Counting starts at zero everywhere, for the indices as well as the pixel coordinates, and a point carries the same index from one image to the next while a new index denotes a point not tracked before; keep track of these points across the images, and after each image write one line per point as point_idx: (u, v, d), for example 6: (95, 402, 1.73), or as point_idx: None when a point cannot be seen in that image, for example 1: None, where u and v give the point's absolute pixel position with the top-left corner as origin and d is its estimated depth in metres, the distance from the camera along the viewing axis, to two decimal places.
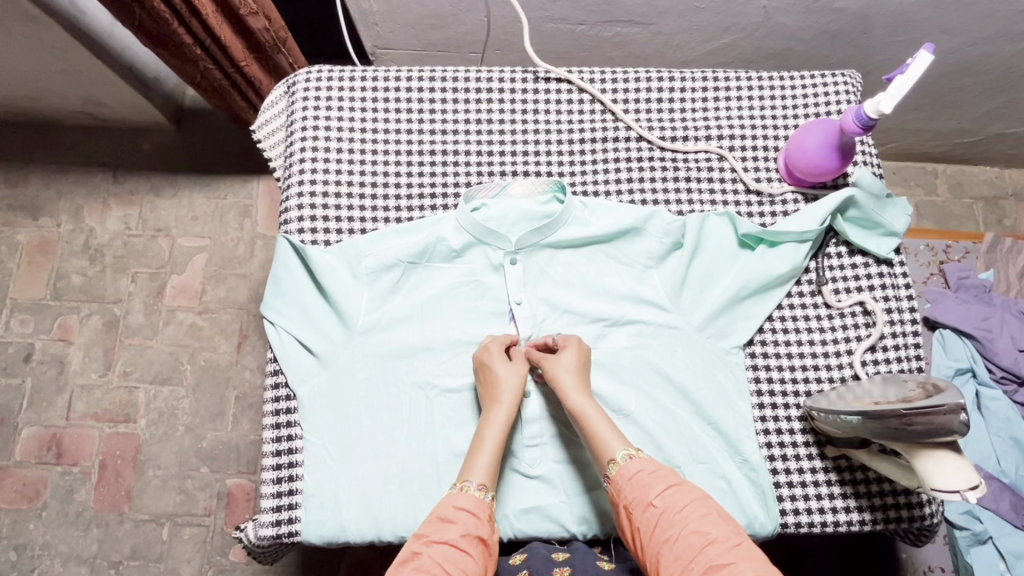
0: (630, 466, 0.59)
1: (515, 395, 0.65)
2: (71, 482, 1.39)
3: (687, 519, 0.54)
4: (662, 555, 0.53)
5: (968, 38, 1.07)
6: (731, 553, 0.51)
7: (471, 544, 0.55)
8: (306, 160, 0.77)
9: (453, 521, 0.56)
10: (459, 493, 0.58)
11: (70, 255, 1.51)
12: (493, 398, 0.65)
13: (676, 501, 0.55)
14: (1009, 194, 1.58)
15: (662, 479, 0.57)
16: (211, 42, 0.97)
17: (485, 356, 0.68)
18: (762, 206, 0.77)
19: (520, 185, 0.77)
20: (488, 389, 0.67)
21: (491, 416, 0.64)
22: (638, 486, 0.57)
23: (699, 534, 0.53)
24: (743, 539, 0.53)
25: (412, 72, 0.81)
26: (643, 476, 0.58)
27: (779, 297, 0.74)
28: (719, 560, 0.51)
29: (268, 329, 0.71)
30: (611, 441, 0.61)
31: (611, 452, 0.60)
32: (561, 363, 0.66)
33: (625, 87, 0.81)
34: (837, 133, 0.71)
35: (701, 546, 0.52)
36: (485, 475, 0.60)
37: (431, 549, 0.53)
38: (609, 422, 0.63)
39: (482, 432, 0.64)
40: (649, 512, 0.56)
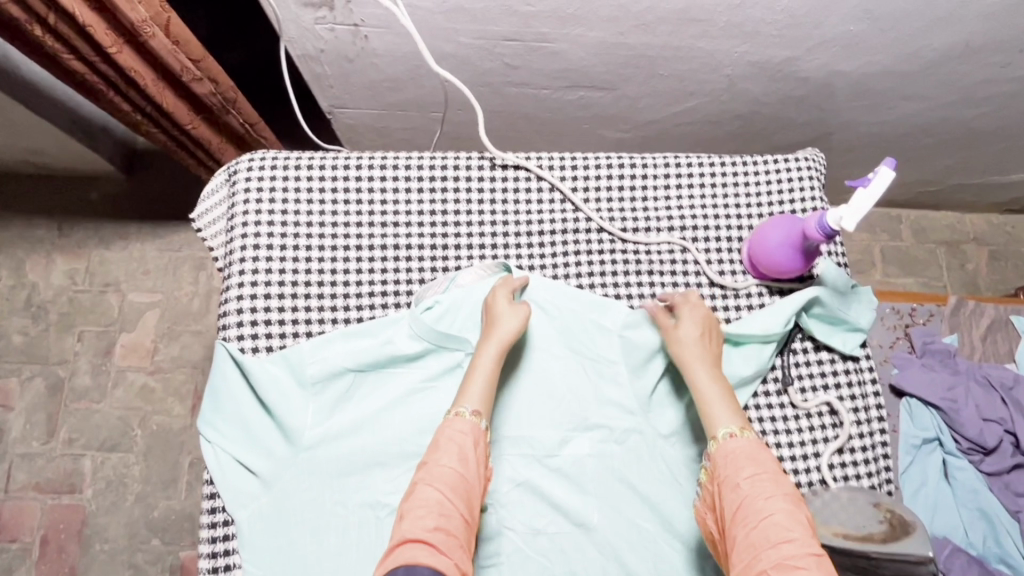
0: (731, 444, 0.58)
1: (513, 338, 0.66)
2: (10, 560, 1.30)
3: (767, 509, 0.52)
4: (737, 540, 0.53)
5: (928, 103, 1.07)
6: (806, 558, 0.49)
7: (470, 467, 0.58)
8: (247, 259, 0.72)
9: (450, 443, 0.58)
10: (454, 419, 0.60)
11: (10, 313, 1.42)
12: (491, 331, 0.66)
13: (762, 490, 0.54)
14: (971, 239, 1.60)
15: (757, 466, 0.56)
16: (154, 111, 0.90)
17: (491, 298, 0.69)
18: (727, 301, 0.75)
19: (469, 274, 0.73)
20: (489, 321, 0.68)
21: (485, 341, 0.66)
22: (731, 464, 0.57)
23: (780, 528, 0.51)
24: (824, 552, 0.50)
25: (362, 160, 0.77)
26: (738, 455, 0.57)
27: (745, 399, 0.72)
28: (792, 560, 0.49)
29: (205, 448, 0.67)
30: (720, 415, 0.61)
31: (714, 428, 0.61)
32: (682, 330, 0.67)
33: (585, 174, 0.78)
34: (800, 235, 0.69)
35: (783, 534, 0.51)
36: (480, 402, 0.62)
37: (429, 475, 0.56)
38: (726, 398, 0.63)
39: (476, 362, 0.65)
40: (736, 493, 0.55)
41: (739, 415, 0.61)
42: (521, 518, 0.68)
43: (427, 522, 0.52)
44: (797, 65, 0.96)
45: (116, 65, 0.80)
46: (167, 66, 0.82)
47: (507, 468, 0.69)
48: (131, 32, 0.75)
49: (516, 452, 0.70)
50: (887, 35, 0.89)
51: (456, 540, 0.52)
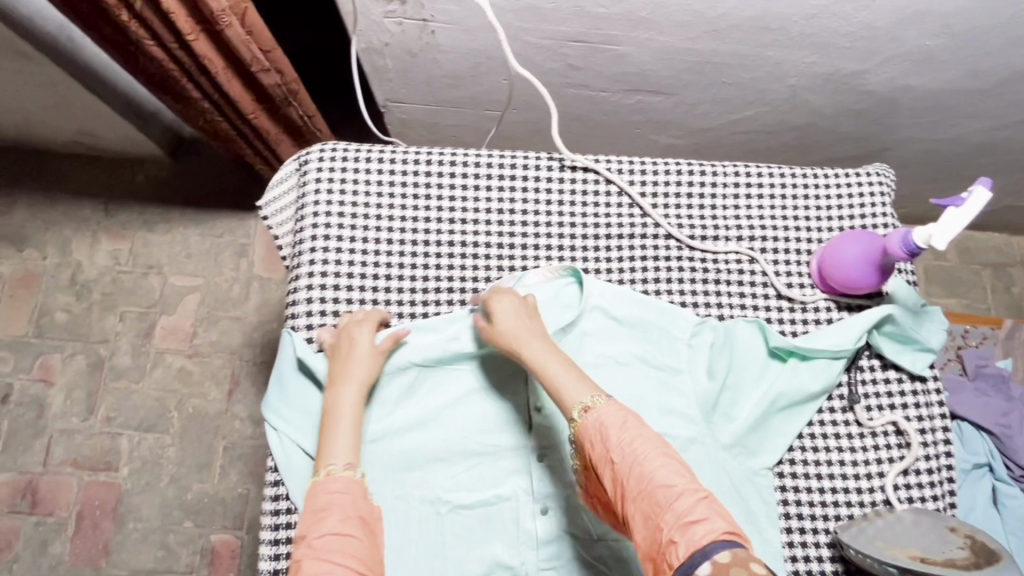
0: (586, 420, 0.57)
1: (370, 374, 0.65)
2: (46, 533, 1.32)
3: (649, 472, 0.51)
4: (633, 518, 0.51)
5: (994, 122, 1.05)
6: (701, 508, 0.48)
7: (354, 526, 0.55)
8: (317, 249, 0.73)
9: (328, 508, 0.56)
10: (326, 479, 0.58)
11: (55, 290, 1.44)
12: (345, 373, 0.64)
13: (641, 451, 0.53)
14: (1018, 262, 1.57)
15: (622, 430, 0.55)
16: (221, 99, 0.91)
17: (346, 334, 0.66)
18: (795, 315, 0.74)
19: (537, 275, 0.72)
20: (339, 363, 0.65)
21: (343, 386, 0.63)
22: (599, 438, 0.55)
23: (664, 488, 0.50)
24: (709, 490, 0.51)
25: (432, 155, 0.77)
26: (605, 425, 0.55)
27: (810, 415, 0.71)
28: (687, 515, 0.48)
29: (270, 436, 0.67)
30: (573, 391, 0.59)
31: (569, 408, 0.58)
32: (505, 322, 0.65)
33: (655, 179, 0.77)
34: (879, 252, 0.68)
35: (672, 493, 0.50)
36: (350, 454, 0.60)
37: (314, 546, 0.53)
38: (570, 371, 0.60)
39: (336, 412, 0.62)
40: (613, 469, 0.54)
41: (585, 386, 0.59)
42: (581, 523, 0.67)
43: None
44: (866, 78, 0.95)
45: (192, 55, 0.80)
46: (239, 55, 0.82)
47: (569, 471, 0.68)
48: (209, 21, 0.76)
49: None
50: (963, 51, 0.87)
51: None
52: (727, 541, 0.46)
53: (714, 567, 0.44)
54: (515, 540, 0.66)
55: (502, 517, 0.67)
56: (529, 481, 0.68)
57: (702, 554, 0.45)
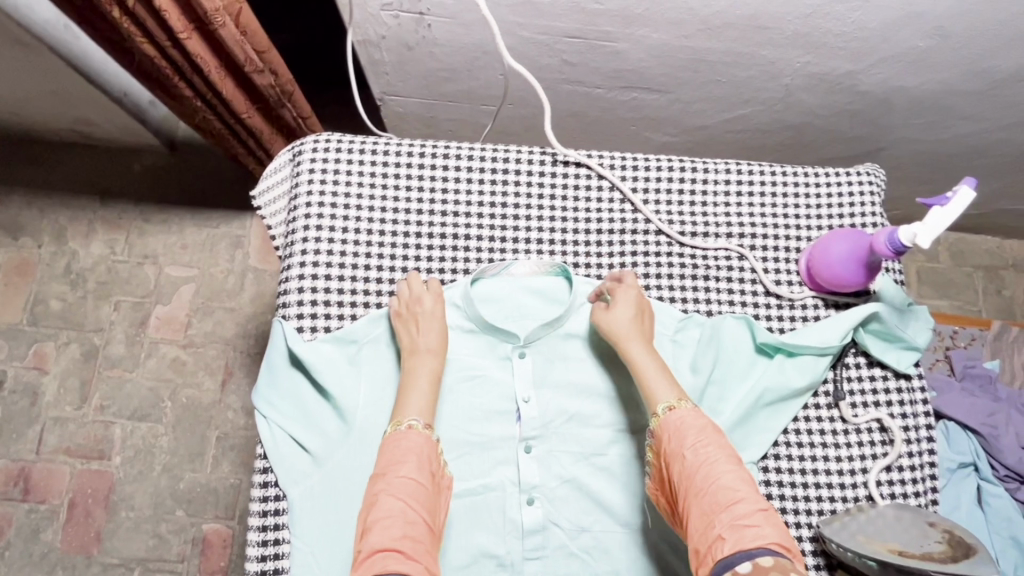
0: (674, 414, 0.60)
1: (439, 343, 0.67)
2: (38, 520, 1.33)
3: (714, 475, 0.54)
4: (691, 512, 0.53)
5: (986, 125, 1.05)
6: (758, 516, 0.51)
7: (427, 478, 0.58)
8: (309, 239, 0.73)
9: (407, 456, 0.58)
10: (406, 431, 0.60)
11: (50, 278, 1.45)
12: (414, 344, 0.66)
13: (713, 454, 0.56)
14: (1008, 265, 1.58)
15: (704, 435, 0.57)
16: (214, 98, 0.89)
17: (410, 305, 0.68)
18: (782, 312, 0.75)
19: (525, 265, 0.74)
20: (409, 333, 0.67)
21: (416, 357, 0.66)
22: (676, 436, 0.58)
23: (728, 490, 0.53)
24: (768, 504, 0.53)
25: (426, 147, 0.77)
26: (684, 426, 0.58)
27: (796, 410, 0.71)
28: (742, 519, 0.51)
29: (259, 423, 0.68)
30: (660, 389, 0.62)
31: (654, 403, 0.61)
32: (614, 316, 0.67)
33: (646, 175, 0.78)
34: (867, 250, 0.68)
35: (735, 497, 0.52)
36: (425, 414, 0.62)
37: (389, 487, 0.56)
38: (661, 371, 0.63)
39: (410, 378, 0.64)
40: (682, 463, 0.56)
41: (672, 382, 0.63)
42: (566, 514, 0.68)
43: (393, 531, 0.53)
44: (859, 79, 0.95)
45: (185, 53, 0.79)
46: (232, 54, 0.80)
47: (556, 463, 0.69)
48: (203, 19, 0.74)
49: (565, 447, 0.70)
50: (955, 52, 0.88)
51: (423, 547, 0.53)
52: (770, 550, 0.48)
53: (757, 568, 0.47)
54: (500, 529, 0.67)
55: (488, 507, 0.67)
56: (515, 471, 0.68)
57: (746, 554, 0.48)
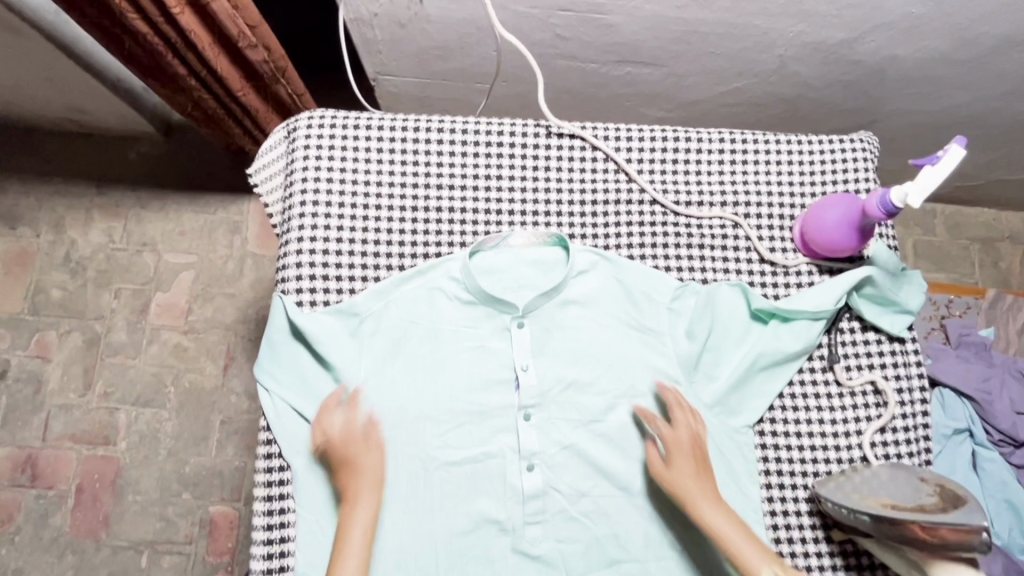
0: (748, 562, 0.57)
1: (377, 483, 0.64)
2: (46, 506, 1.34)
3: None
4: None
5: (981, 93, 1.05)
6: None
7: None
8: (305, 215, 0.74)
9: None
10: None
11: (50, 267, 1.45)
12: (355, 489, 0.63)
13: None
14: (1004, 237, 1.58)
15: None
16: (209, 77, 0.90)
17: (347, 450, 0.65)
18: (777, 279, 0.75)
19: (521, 236, 0.74)
20: (349, 478, 0.64)
21: (352, 505, 0.62)
22: None
23: None
24: None
25: (421, 122, 0.77)
26: None
27: (790, 375, 0.72)
28: None
29: (262, 396, 0.69)
30: (750, 556, 0.57)
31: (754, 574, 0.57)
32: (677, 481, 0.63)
33: (640, 146, 0.78)
34: (859, 214, 0.69)
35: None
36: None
37: None
38: (740, 530, 0.59)
39: (346, 529, 0.61)
40: None
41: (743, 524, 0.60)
42: (566, 480, 0.69)
43: None
44: (853, 48, 0.95)
45: (178, 29, 0.79)
46: (224, 30, 0.80)
47: (555, 430, 0.70)
48: None
49: (563, 414, 0.71)
50: (949, 19, 0.88)
51: None
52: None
53: None
54: (501, 495, 0.68)
55: (489, 475, 0.69)
56: (514, 439, 0.70)
57: None
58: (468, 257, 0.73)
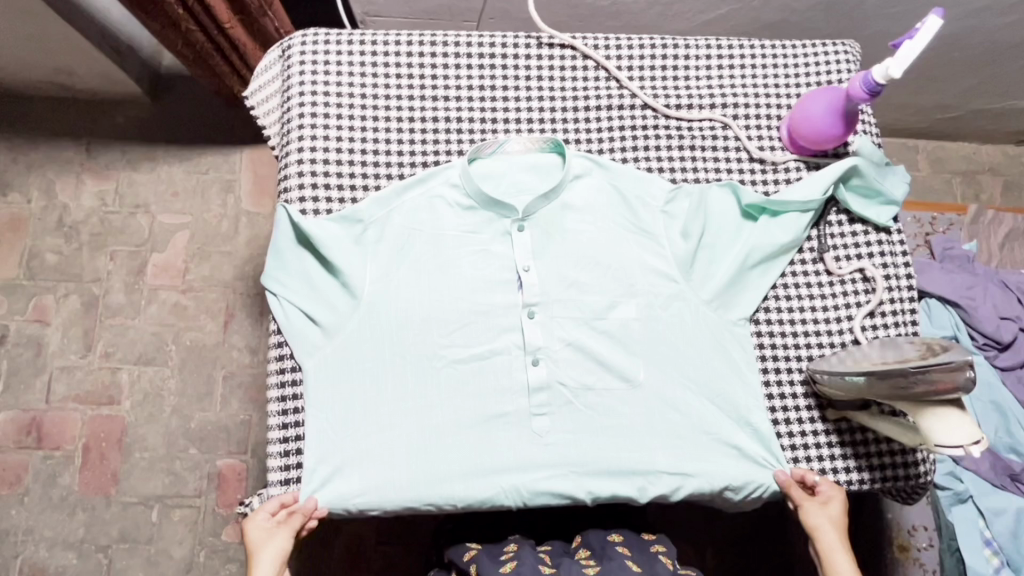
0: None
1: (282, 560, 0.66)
2: (53, 466, 1.35)
3: None
4: None
5: (962, 10, 1.06)
6: None
7: None
8: (304, 127, 0.75)
9: None
10: None
11: (43, 233, 1.45)
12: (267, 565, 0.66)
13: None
14: (986, 169, 1.61)
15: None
16: (195, 3, 0.90)
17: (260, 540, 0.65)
18: (766, 175, 0.78)
19: (517, 142, 0.76)
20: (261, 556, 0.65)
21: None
22: None
23: None
24: None
25: (414, 37, 0.78)
26: None
27: (781, 267, 0.75)
28: None
29: (270, 301, 0.71)
30: None
31: None
32: (822, 521, 0.67)
33: (630, 53, 0.80)
34: (842, 100, 0.71)
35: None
36: None
37: None
38: None
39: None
40: None
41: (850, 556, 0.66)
42: (571, 375, 0.71)
43: None
44: None
45: None
46: None
47: (557, 328, 0.71)
48: None
49: (566, 312, 0.72)
50: None
51: None
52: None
53: None
54: (506, 391, 0.70)
55: (494, 371, 0.70)
56: (520, 337, 0.71)
57: None
58: (467, 164, 0.74)
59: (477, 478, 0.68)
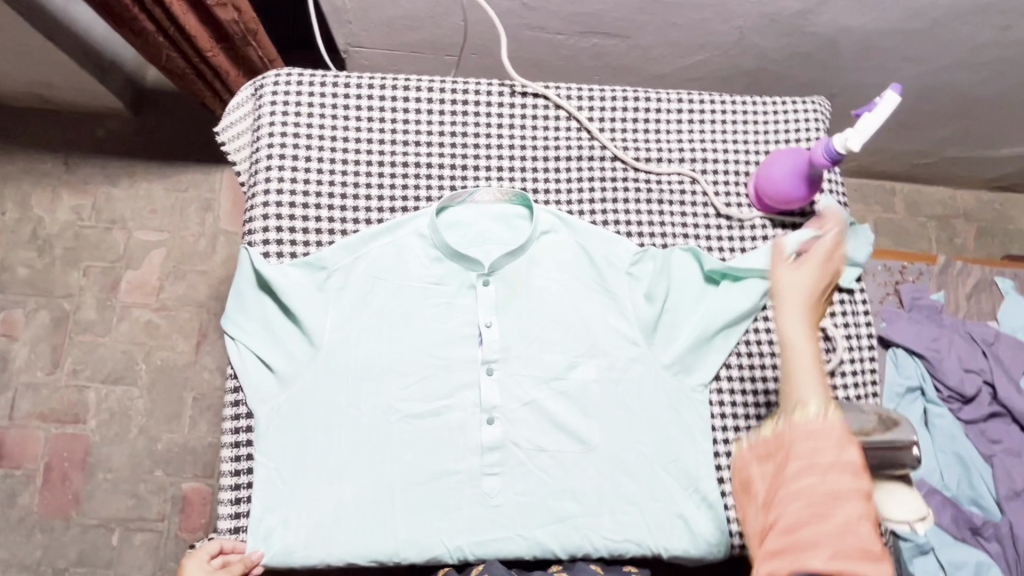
0: (800, 480, 0.51)
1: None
2: (13, 485, 1.33)
3: (826, 514, 0.49)
4: (793, 526, 0.49)
5: (934, 65, 1.08)
6: (831, 538, 0.48)
7: None
8: (272, 168, 0.75)
9: None
10: None
11: (16, 245, 1.43)
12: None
13: (817, 452, 0.51)
14: (960, 214, 1.63)
15: (820, 447, 0.51)
16: (175, 31, 0.90)
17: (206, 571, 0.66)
18: (732, 232, 0.78)
19: (487, 192, 0.76)
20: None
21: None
22: (801, 480, 0.50)
23: (832, 525, 0.48)
24: (860, 540, 0.47)
25: (387, 81, 0.79)
26: (811, 445, 0.51)
27: (744, 331, 0.75)
28: (823, 540, 0.48)
29: (228, 345, 0.70)
30: (807, 390, 0.52)
31: (799, 406, 0.52)
32: (801, 273, 0.57)
33: (602, 105, 0.81)
34: (806, 164, 0.73)
35: (830, 548, 0.47)
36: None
37: None
38: (819, 370, 0.53)
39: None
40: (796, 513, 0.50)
41: (851, 448, 0.50)
42: (526, 433, 0.71)
43: None
44: (809, 18, 0.97)
45: None
46: None
47: (516, 386, 0.71)
48: None
49: (525, 370, 0.72)
50: None
51: None
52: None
53: None
54: (461, 448, 0.69)
55: (451, 427, 0.70)
56: (477, 394, 0.71)
57: None
58: (435, 214, 0.74)
59: (428, 531, 0.68)
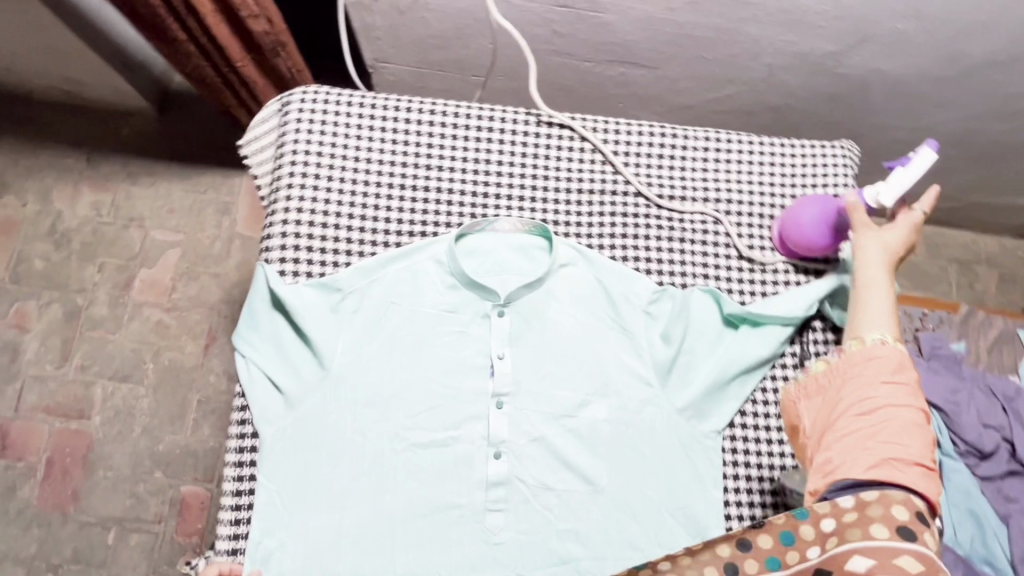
0: (852, 397, 0.58)
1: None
2: (14, 478, 1.33)
3: (880, 427, 0.55)
4: (849, 439, 0.56)
5: (965, 112, 1.06)
6: (887, 451, 0.54)
7: None
8: (294, 185, 0.74)
9: None
10: None
11: (34, 238, 1.44)
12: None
13: (874, 372, 0.58)
14: (982, 260, 1.60)
15: (876, 369, 0.58)
16: (206, 42, 0.91)
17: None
18: (753, 276, 0.77)
19: (507, 222, 0.75)
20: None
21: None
22: (863, 400, 0.57)
23: (888, 445, 0.54)
24: (910, 458, 0.53)
25: (414, 104, 0.79)
26: (870, 370, 0.58)
27: (760, 378, 0.74)
28: (878, 453, 0.54)
29: (238, 362, 0.70)
30: (874, 324, 0.62)
31: (864, 333, 0.62)
32: (884, 235, 0.66)
33: (628, 139, 0.80)
34: (834, 212, 0.71)
35: (875, 460, 0.54)
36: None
37: None
38: (886, 310, 0.63)
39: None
40: (855, 424, 0.56)
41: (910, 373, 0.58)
42: (533, 470, 0.69)
43: None
44: (840, 60, 0.96)
45: None
46: None
47: (525, 422, 0.70)
48: None
49: (535, 406, 0.70)
50: (932, 35, 0.89)
51: None
52: (915, 494, 0.52)
53: None
54: (466, 481, 0.68)
55: (457, 458, 0.69)
56: (485, 426, 0.70)
57: None
58: (454, 241, 0.73)
59: (427, 565, 0.66)
